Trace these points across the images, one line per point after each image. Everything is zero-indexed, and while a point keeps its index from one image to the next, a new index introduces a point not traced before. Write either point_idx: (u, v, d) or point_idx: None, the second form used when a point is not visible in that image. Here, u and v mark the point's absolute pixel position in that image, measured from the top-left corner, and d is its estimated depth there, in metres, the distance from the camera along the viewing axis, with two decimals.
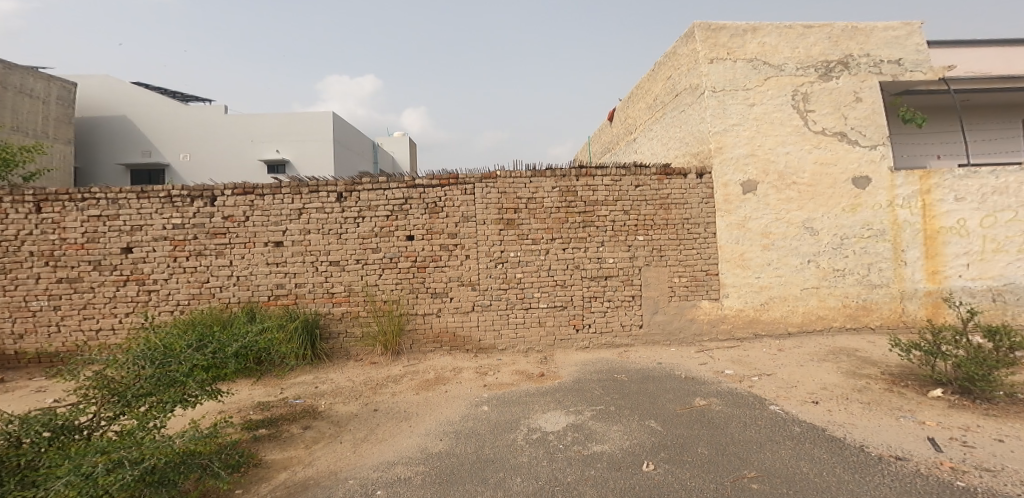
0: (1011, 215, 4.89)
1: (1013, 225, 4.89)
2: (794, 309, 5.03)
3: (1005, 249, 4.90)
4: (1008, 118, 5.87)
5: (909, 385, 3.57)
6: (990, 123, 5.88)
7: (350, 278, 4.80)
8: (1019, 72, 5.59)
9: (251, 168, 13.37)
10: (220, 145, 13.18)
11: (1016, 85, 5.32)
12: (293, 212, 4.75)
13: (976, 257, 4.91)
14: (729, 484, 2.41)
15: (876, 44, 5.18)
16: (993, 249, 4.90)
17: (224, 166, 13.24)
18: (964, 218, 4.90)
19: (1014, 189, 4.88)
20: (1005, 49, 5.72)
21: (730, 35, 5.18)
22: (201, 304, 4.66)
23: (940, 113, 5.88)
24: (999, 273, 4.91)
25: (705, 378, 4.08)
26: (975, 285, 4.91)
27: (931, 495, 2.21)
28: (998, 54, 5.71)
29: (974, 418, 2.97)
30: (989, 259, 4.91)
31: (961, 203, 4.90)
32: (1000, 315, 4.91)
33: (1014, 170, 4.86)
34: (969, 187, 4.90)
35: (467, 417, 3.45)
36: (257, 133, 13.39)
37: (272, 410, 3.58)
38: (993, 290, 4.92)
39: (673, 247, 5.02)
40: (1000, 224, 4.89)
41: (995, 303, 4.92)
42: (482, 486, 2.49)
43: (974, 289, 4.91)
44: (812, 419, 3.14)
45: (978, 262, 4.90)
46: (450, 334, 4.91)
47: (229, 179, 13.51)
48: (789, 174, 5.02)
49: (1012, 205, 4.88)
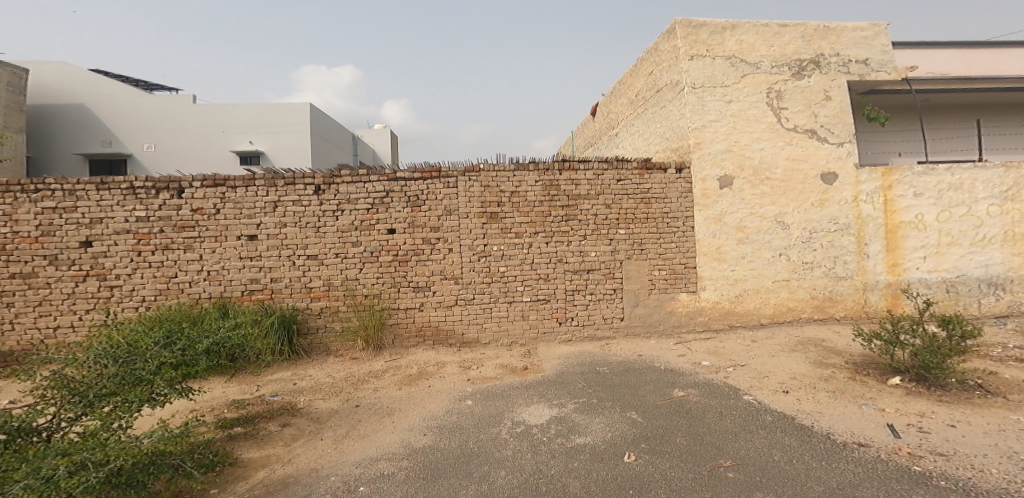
0: (965, 211, 5.11)
1: (967, 220, 5.12)
2: (766, 301, 5.18)
3: (959, 242, 5.13)
4: (962, 118, 6.14)
5: (870, 374, 3.73)
6: (946, 122, 6.12)
7: (330, 272, 4.73)
8: (976, 73, 5.82)
9: (224, 159, 13.02)
10: (189, 135, 12.73)
11: (971, 86, 5.55)
12: (267, 205, 4.64)
13: (931, 250, 5.13)
14: (707, 473, 2.49)
15: (845, 44, 5.32)
16: (948, 243, 5.12)
17: (193, 157, 12.81)
18: (922, 213, 5.11)
19: (967, 186, 5.10)
20: (962, 51, 5.93)
21: (710, 32, 5.25)
22: (169, 300, 4.52)
23: (903, 112, 6.10)
24: (954, 266, 5.14)
25: (684, 369, 4.18)
26: (930, 277, 5.14)
27: (890, 482, 2.32)
28: (956, 55, 5.92)
29: (929, 405, 3.12)
30: (945, 252, 5.13)
31: (920, 198, 5.10)
32: (953, 306, 5.15)
33: (968, 167, 5.09)
34: (927, 184, 5.09)
35: (450, 412, 3.46)
36: (231, 123, 12.98)
37: (248, 408, 3.52)
38: (948, 282, 5.15)
39: (653, 240, 5.11)
40: (955, 219, 5.11)
41: (948, 293, 5.15)
42: (466, 481, 2.51)
43: (930, 281, 5.14)
44: (783, 409, 3.25)
45: (934, 255, 5.13)
46: (434, 329, 4.91)
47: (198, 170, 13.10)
48: (763, 170, 5.15)
49: (965, 201, 5.11)
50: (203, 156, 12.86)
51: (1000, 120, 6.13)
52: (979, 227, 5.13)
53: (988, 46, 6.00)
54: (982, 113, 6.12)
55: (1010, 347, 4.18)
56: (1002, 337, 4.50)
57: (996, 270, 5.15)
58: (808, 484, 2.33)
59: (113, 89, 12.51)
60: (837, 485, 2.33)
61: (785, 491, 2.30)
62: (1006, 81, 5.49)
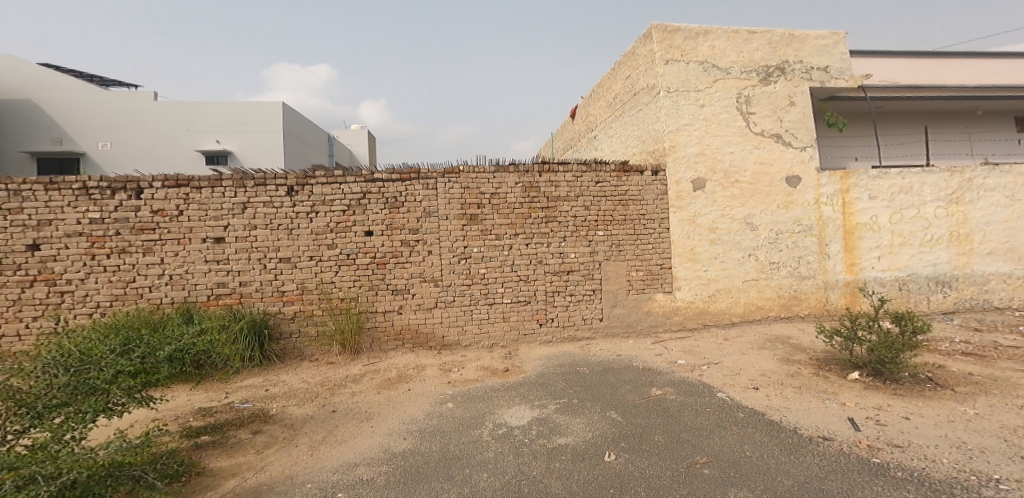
0: (915, 212, 5.37)
1: (916, 221, 5.38)
2: (737, 300, 5.33)
3: (910, 243, 5.38)
4: (912, 124, 6.46)
5: (832, 369, 3.87)
6: (898, 128, 6.43)
7: (303, 275, 4.63)
8: (924, 81, 6.12)
9: (188, 159, 12.61)
10: (151, 133, 12.28)
11: (919, 94, 5.86)
12: (236, 206, 4.51)
13: (885, 250, 5.37)
14: (684, 470, 2.54)
15: (808, 51, 5.53)
16: (900, 243, 5.37)
17: (154, 156, 12.36)
18: (877, 214, 5.34)
19: (916, 189, 5.36)
20: (912, 60, 6.23)
21: (684, 37, 5.38)
22: (126, 305, 4.35)
23: (858, 119, 6.37)
24: (905, 265, 5.39)
25: (661, 368, 4.26)
26: (884, 275, 5.38)
27: (852, 474, 2.41)
28: (906, 64, 6.21)
29: (885, 398, 3.26)
30: (897, 252, 5.38)
31: (874, 201, 5.34)
32: (905, 303, 5.40)
33: (917, 172, 5.35)
34: (880, 187, 5.34)
35: (431, 415, 3.43)
36: (198, 121, 12.63)
37: (215, 415, 3.41)
38: (900, 280, 5.40)
39: (630, 241, 5.19)
40: (906, 220, 5.37)
41: (900, 291, 5.40)
42: (447, 484, 2.50)
43: (883, 280, 5.38)
44: (754, 405, 3.35)
45: (887, 255, 5.37)
46: (413, 332, 4.86)
47: (159, 170, 12.64)
48: (733, 173, 5.29)
49: (915, 203, 5.37)
50: (166, 155, 12.43)
51: (945, 127, 6.48)
52: (928, 228, 5.39)
53: (935, 55, 6.31)
54: (928, 120, 6.46)
55: (957, 342, 4.41)
56: (950, 332, 4.76)
57: (944, 268, 5.43)
58: (779, 478, 2.41)
59: (67, 85, 11.98)
60: (804, 478, 2.40)
61: (757, 485, 2.37)
62: (950, 89, 5.81)
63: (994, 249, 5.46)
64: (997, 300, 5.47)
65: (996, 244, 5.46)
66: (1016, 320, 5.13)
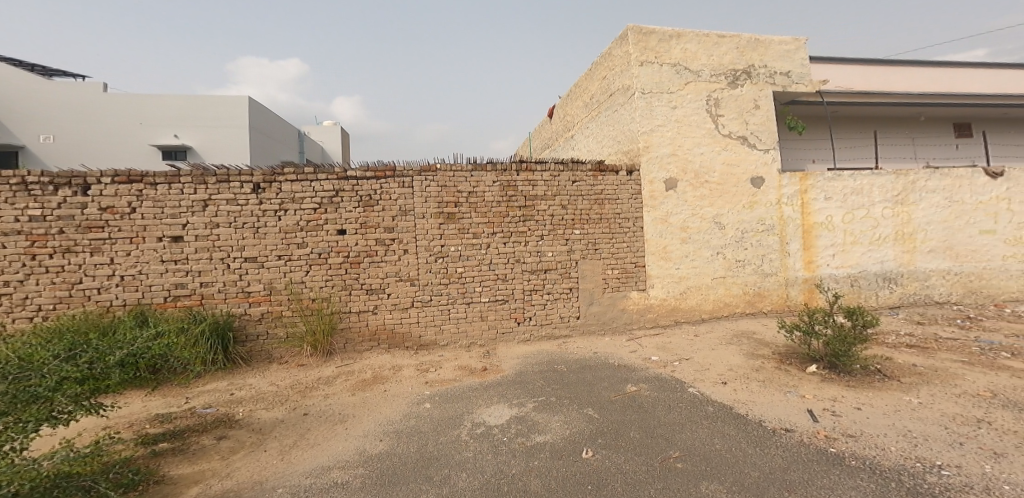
0: (865, 213, 5.63)
1: (866, 221, 5.64)
2: (707, 297, 5.47)
3: (860, 241, 5.64)
4: (863, 129, 6.79)
5: (792, 363, 4.02)
6: (850, 132, 6.75)
7: (271, 275, 4.50)
8: (876, 88, 6.36)
9: (140, 153, 12.05)
10: (99, 126, 11.68)
11: (871, 100, 6.17)
12: (196, 203, 4.34)
13: (839, 248, 5.61)
14: (658, 465, 2.58)
15: (773, 56, 5.72)
16: (852, 242, 5.63)
17: (103, 150, 11.79)
18: (831, 214, 5.58)
19: (866, 191, 5.62)
20: (867, 67, 6.40)
21: (658, 39, 5.47)
22: (72, 308, 4.12)
23: (815, 123, 6.64)
24: (856, 262, 5.64)
25: (635, 364, 4.33)
26: (838, 273, 5.62)
27: (812, 463, 2.51)
28: (860, 71, 6.37)
29: (840, 390, 3.41)
30: (849, 250, 5.63)
31: (830, 201, 5.57)
32: (856, 298, 5.66)
33: (867, 174, 5.62)
34: (835, 188, 5.57)
35: (408, 416, 3.39)
36: (151, 114, 12.09)
37: (175, 421, 3.27)
38: (852, 277, 5.65)
39: (606, 240, 5.25)
40: (857, 220, 5.62)
41: (852, 288, 5.65)
42: (426, 485, 2.47)
43: (837, 276, 5.62)
44: (722, 399, 3.44)
45: (841, 253, 5.61)
46: (389, 332, 4.79)
47: (107, 165, 12.03)
48: (703, 173, 5.42)
49: (865, 204, 5.63)
50: (116, 149, 11.87)
51: (891, 131, 6.86)
52: (876, 227, 5.66)
53: (885, 63, 6.52)
54: (877, 125, 6.81)
55: (901, 334, 4.67)
56: (897, 326, 5.03)
57: (891, 266, 5.72)
58: (746, 471, 2.48)
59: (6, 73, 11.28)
60: (769, 469, 2.49)
61: (727, 477, 2.43)
62: (898, 96, 6.16)
63: (934, 247, 5.78)
64: (937, 295, 5.80)
65: (935, 242, 5.78)
66: (954, 314, 5.46)
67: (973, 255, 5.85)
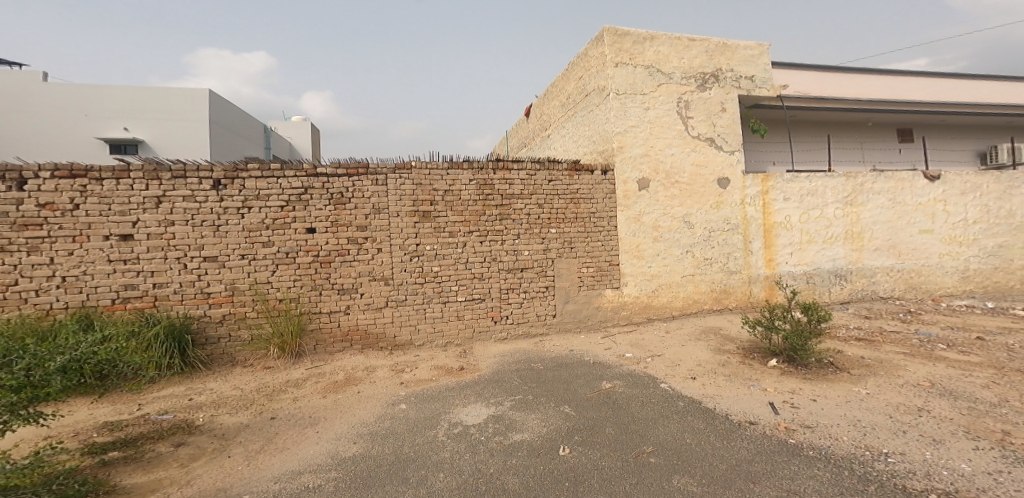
0: (820, 213, 5.87)
1: (820, 221, 5.88)
2: (677, 294, 5.58)
3: (815, 240, 5.88)
4: (817, 132, 7.10)
5: (755, 357, 4.15)
6: (807, 135, 7.05)
7: (233, 275, 4.33)
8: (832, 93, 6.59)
9: (86, 147, 11.47)
10: (41, 117, 11.05)
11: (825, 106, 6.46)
12: (148, 200, 4.13)
13: (797, 246, 5.83)
14: (632, 460, 2.61)
15: (739, 61, 5.88)
16: (807, 241, 5.86)
17: (45, 143, 11.16)
18: (789, 214, 5.80)
19: (821, 192, 5.86)
20: (820, 73, 6.62)
21: (633, 41, 5.54)
22: (7, 311, 3.86)
23: (774, 126, 6.88)
24: (811, 260, 5.88)
25: (610, 361, 4.38)
26: (795, 270, 5.85)
27: (773, 454, 2.60)
28: (813, 76, 6.57)
29: (798, 383, 3.54)
30: (805, 248, 5.86)
31: (788, 202, 5.79)
32: (811, 294, 5.89)
33: (822, 176, 5.86)
34: (793, 189, 5.78)
35: (383, 418, 3.32)
36: (104, 107, 11.58)
37: (126, 429, 3.10)
38: (807, 274, 5.88)
39: (582, 239, 5.29)
40: (812, 220, 5.86)
41: (807, 284, 5.88)
42: (404, 487, 2.43)
43: (795, 274, 5.85)
44: (692, 394, 3.52)
45: (798, 251, 5.84)
46: (362, 333, 4.68)
47: (48, 158, 11.39)
48: (673, 174, 5.53)
49: (819, 205, 5.87)
50: (59, 142, 11.26)
51: (843, 136, 7.20)
52: (829, 226, 5.91)
53: (838, 70, 6.73)
54: (829, 129, 7.12)
55: (851, 328, 4.92)
56: (847, 320, 5.27)
57: (842, 263, 5.99)
58: (714, 463, 2.54)
59: None
60: (735, 461, 2.55)
61: (698, 470, 2.48)
62: (848, 103, 6.47)
63: (879, 246, 6.09)
64: (881, 291, 6.12)
65: (880, 241, 6.08)
66: (895, 308, 5.77)
67: (912, 253, 6.18)
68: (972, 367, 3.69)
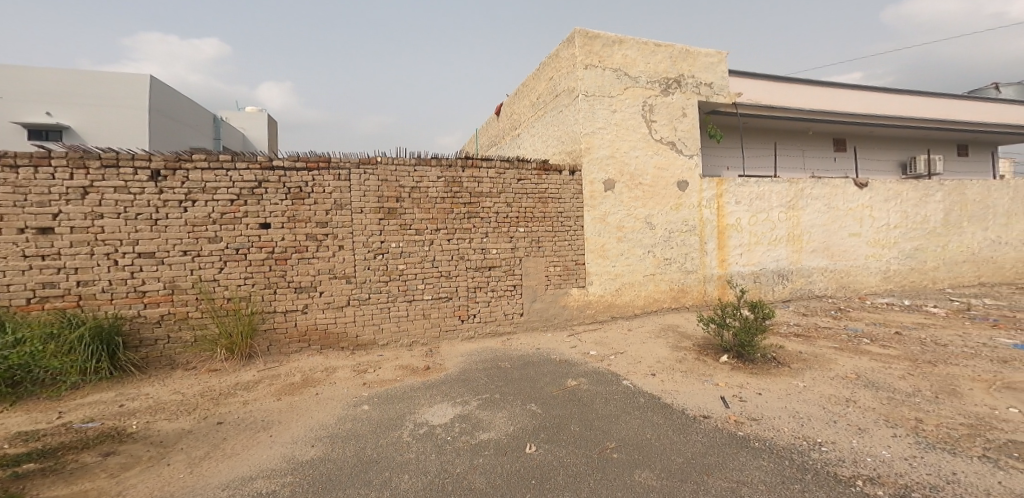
0: (766, 216, 6.14)
1: (766, 223, 6.14)
2: (639, 293, 5.69)
3: (762, 242, 6.14)
4: (765, 140, 7.47)
5: (709, 354, 4.27)
6: (756, 142, 7.39)
7: (173, 272, 4.05)
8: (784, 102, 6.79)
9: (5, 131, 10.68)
10: None
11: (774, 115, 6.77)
12: (73, 190, 3.79)
13: (746, 247, 6.07)
14: (596, 456, 2.61)
15: (700, 68, 6.05)
16: (755, 242, 6.10)
17: None
18: (740, 216, 6.03)
19: (767, 196, 6.12)
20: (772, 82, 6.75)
21: (602, 44, 5.59)
22: None
23: (728, 133, 7.16)
24: (757, 260, 6.13)
25: (574, 359, 4.40)
26: (744, 270, 6.08)
27: (727, 447, 2.66)
28: (765, 85, 6.69)
29: (747, 378, 3.66)
30: (753, 249, 6.10)
31: (739, 204, 6.01)
32: (757, 293, 6.15)
33: (768, 182, 6.13)
34: (744, 193, 6.01)
35: (344, 419, 3.18)
36: (31, 91, 10.78)
37: (45, 439, 2.81)
38: (754, 274, 6.13)
39: (549, 239, 5.29)
40: (760, 222, 6.11)
41: (754, 283, 6.13)
42: (366, 489, 2.33)
43: (744, 274, 6.08)
44: (651, 390, 3.57)
45: (747, 251, 6.07)
46: (321, 332, 4.48)
47: None
48: (637, 175, 5.62)
49: (766, 208, 6.13)
50: None
51: (789, 144, 7.60)
52: (774, 229, 6.18)
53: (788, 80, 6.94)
54: (776, 137, 7.51)
55: (791, 324, 5.19)
56: (789, 317, 5.54)
57: (784, 264, 6.28)
58: (672, 458, 2.57)
59: None
60: (692, 455, 2.60)
61: (660, 465, 2.51)
62: (794, 112, 6.83)
63: (816, 247, 6.42)
64: (817, 289, 6.47)
65: (817, 243, 6.42)
66: (828, 305, 6.12)
67: (843, 254, 6.57)
68: (891, 359, 3.94)
